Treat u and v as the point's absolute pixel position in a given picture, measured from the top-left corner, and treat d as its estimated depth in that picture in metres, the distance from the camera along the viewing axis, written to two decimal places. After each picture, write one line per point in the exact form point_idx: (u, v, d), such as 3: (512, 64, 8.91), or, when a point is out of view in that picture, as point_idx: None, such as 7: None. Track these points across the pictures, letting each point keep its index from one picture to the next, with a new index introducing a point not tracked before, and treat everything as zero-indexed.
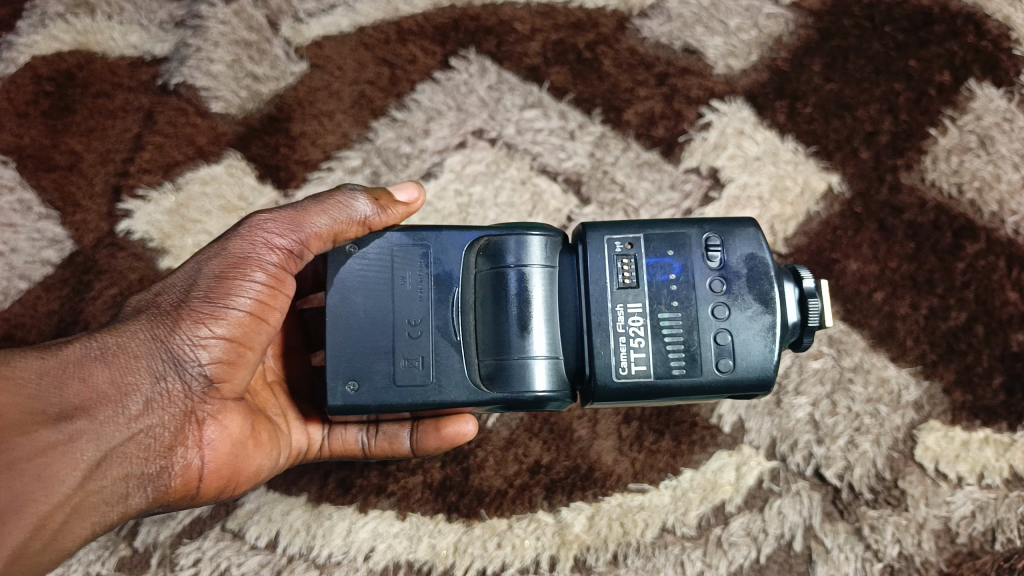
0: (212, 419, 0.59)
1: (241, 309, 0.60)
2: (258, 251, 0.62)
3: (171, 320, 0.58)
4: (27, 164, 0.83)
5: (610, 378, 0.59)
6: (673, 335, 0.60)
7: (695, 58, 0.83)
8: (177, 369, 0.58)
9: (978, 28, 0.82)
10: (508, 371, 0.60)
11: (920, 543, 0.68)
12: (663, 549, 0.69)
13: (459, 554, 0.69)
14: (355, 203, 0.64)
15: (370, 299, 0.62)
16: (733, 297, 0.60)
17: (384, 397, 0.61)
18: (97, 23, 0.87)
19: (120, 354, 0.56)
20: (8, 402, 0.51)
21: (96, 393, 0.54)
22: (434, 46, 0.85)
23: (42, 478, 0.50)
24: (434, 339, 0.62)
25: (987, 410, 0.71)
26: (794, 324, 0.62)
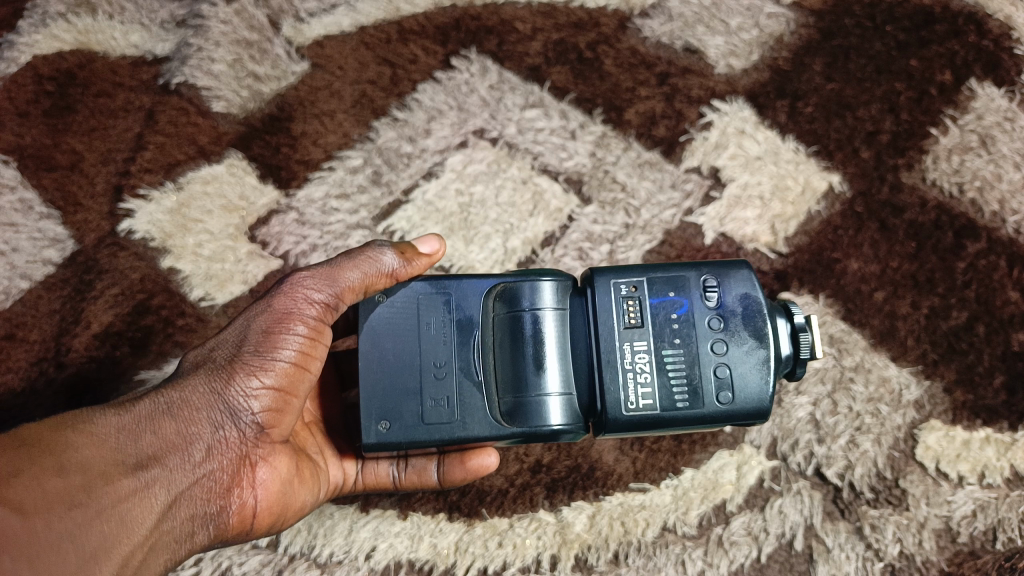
0: (263, 460, 0.61)
1: (287, 360, 0.61)
2: (299, 305, 0.62)
3: (226, 371, 0.59)
4: (28, 163, 0.83)
5: (620, 412, 0.60)
6: (676, 371, 0.60)
7: (695, 58, 0.84)
8: (233, 418, 0.59)
9: (978, 27, 0.82)
10: (534, 411, 0.60)
11: (920, 542, 0.68)
12: (664, 548, 0.69)
13: (460, 553, 0.69)
14: (385, 257, 0.64)
15: (395, 344, 0.63)
16: (733, 336, 0.61)
17: (416, 432, 0.61)
18: (97, 23, 0.87)
19: (184, 406, 0.58)
20: (92, 455, 0.53)
21: (165, 443, 0.57)
22: (435, 46, 0.85)
23: (125, 523, 0.52)
24: (458, 381, 0.62)
25: (988, 410, 0.71)
26: (787, 357, 0.62)
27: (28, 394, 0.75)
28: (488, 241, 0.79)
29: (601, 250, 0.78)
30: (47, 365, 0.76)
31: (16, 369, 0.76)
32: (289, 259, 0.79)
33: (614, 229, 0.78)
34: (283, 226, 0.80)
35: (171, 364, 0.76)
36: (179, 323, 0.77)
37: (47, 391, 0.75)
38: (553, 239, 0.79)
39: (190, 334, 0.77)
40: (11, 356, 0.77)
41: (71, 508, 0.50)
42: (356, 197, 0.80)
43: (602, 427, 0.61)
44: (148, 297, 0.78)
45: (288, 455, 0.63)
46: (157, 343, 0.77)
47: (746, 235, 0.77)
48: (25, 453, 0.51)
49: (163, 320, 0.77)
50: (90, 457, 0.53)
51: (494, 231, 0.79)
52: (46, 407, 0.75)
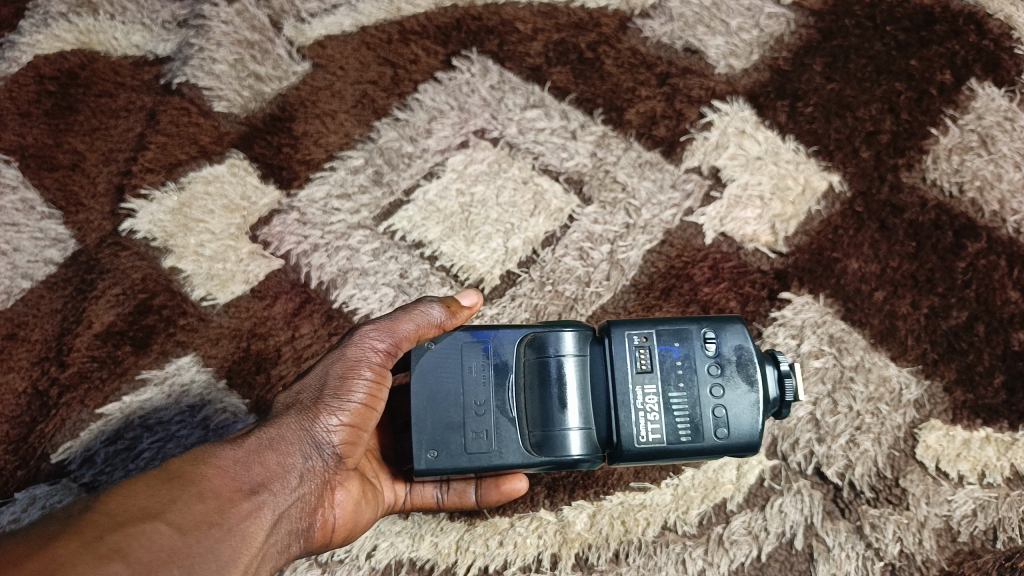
0: (340, 484, 0.61)
1: (359, 400, 0.61)
2: (365, 353, 0.62)
3: (310, 409, 0.60)
4: (29, 163, 0.83)
5: (632, 445, 0.60)
6: (680, 411, 0.61)
7: (695, 58, 0.84)
8: (317, 450, 0.59)
9: (978, 28, 0.83)
10: (568, 444, 0.61)
11: (921, 541, 0.68)
12: (664, 547, 0.69)
13: (461, 552, 0.69)
14: (434, 310, 0.65)
15: (437, 383, 0.63)
16: (732, 383, 0.61)
17: (461, 462, 0.61)
18: (100, 23, 0.88)
19: (282, 441, 0.58)
20: (218, 479, 0.53)
21: (271, 470, 0.56)
22: (436, 46, 0.86)
23: (249, 541, 0.52)
24: (499, 419, 0.62)
25: (988, 409, 0.71)
26: (773, 400, 0.62)
27: (30, 394, 0.75)
28: (488, 241, 0.79)
29: (602, 250, 0.77)
30: (49, 364, 0.76)
31: (17, 369, 0.76)
32: (290, 259, 0.79)
33: (615, 229, 0.78)
34: (284, 225, 0.80)
35: (172, 364, 0.76)
36: (180, 323, 0.77)
37: (48, 391, 0.75)
38: (553, 238, 0.79)
39: (192, 333, 0.77)
40: (12, 355, 0.77)
41: (212, 529, 0.50)
42: (357, 197, 0.81)
43: (616, 457, 0.62)
44: (150, 297, 0.77)
45: (360, 478, 0.64)
46: (158, 342, 0.76)
47: (746, 235, 0.77)
48: (169, 484, 0.51)
49: (164, 320, 0.77)
50: (220, 483, 0.53)
51: (495, 230, 0.79)
52: (46, 407, 0.74)
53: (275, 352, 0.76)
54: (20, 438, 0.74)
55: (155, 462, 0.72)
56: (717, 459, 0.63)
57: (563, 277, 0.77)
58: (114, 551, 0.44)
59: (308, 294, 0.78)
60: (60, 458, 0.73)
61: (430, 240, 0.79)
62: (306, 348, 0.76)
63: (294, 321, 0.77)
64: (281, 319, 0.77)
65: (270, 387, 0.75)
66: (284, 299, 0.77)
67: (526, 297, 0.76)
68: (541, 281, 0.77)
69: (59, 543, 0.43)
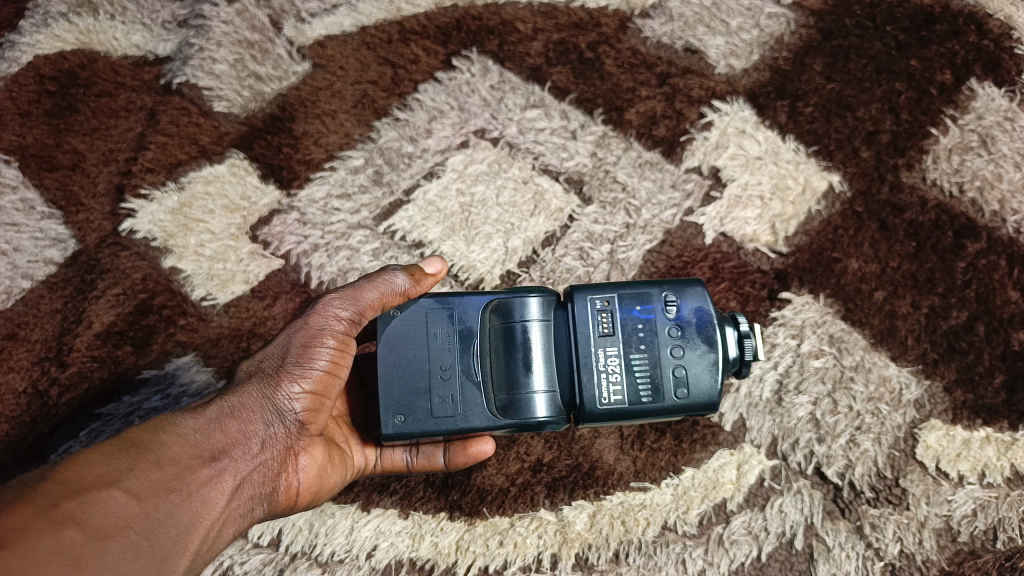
0: (305, 449, 0.61)
1: (321, 368, 0.62)
2: (326, 322, 0.62)
3: (272, 377, 0.61)
4: (29, 163, 0.83)
5: (595, 407, 0.61)
6: (641, 372, 0.61)
7: (695, 58, 0.84)
8: (278, 416, 0.60)
9: (978, 27, 0.83)
10: (535, 407, 0.61)
11: (921, 541, 0.68)
12: (665, 547, 0.69)
13: (461, 552, 0.69)
14: (397, 279, 0.65)
15: (402, 349, 0.63)
16: (691, 344, 0.62)
17: (427, 426, 0.62)
18: (100, 23, 0.88)
19: (244, 409, 0.59)
20: (177, 447, 0.54)
21: (231, 437, 0.57)
22: (436, 46, 0.86)
23: (207, 506, 0.54)
24: (464, 383, 0.62)
25: (988, 409, 0.71)
26: (733, 360, 0.63)
27: (30, 393, 0.75)
28: (489, 241, 0.79)
29: (602, 249, 0.77)
30: (49, 364, 0.76)
31: (17, 369, 0.76)
32: (290, 259, 0.79)
33: (615, 229, 0.78)
34: (284, 225, 0.80)
35: (173, 364, 0.76)
36: (181, 322, 0.77)
37: (49, 391, 0.75)
38: (553, 238, 0.79)
39: (192, 333, 0.77)
40: (12, 355, 0.77)
41: (170, 495, 0.51)
42: (357, 197, 0.81)
43: (579, 418, 0.62)
44: (150, 297, 0.77)
45: (326, 443, 0.64)
46: (159, 342, 0.76)
47: (747, 235, 0.77)
48: (127, 451, 0.52)
49: (165, 320, 0.77)
50: (179, 451, 0.54)
51: (495, 230, 0.79)
52: (47, 407, 0.75)
53: None
54: (20, 439, 0.74)
55: None
56: (676, 417, 0.64)
57: (563, 277, 0.77)
58: (69, 518, 0.46)
59: (308, 294, 0.77)
60: (60, 459, 0.73)
61: (430, 240, 0.79)
62: None
63: None
64: (282, 320, 0.77)
65: None
66: (284, 299, 0.78)
67: None
68: (541, 281, 0.77)
69: (16, 509, 0.45)
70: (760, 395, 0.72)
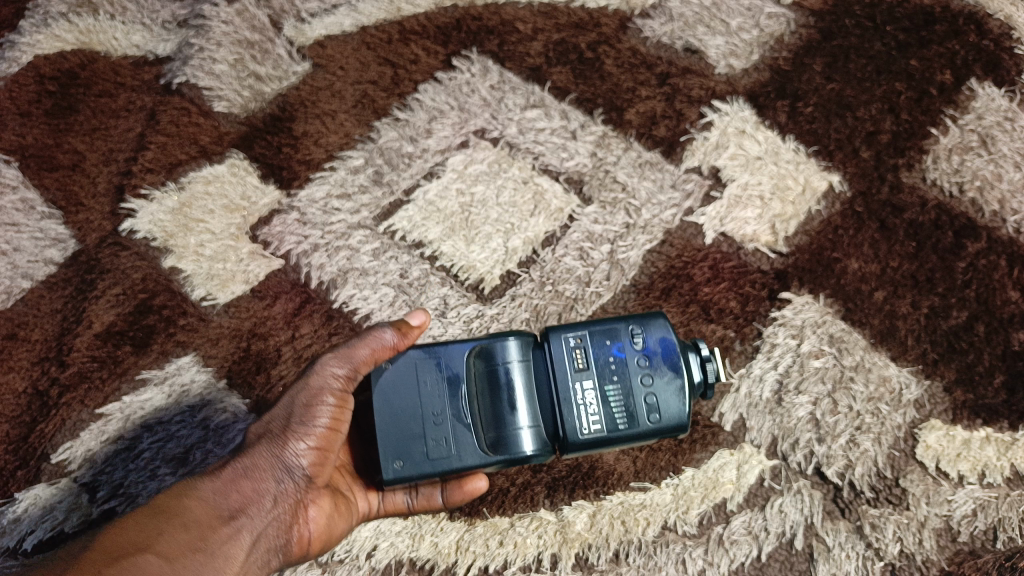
0: (312, 501, 0.61)
1: (324, 425, 0.60)
2: (324, 381, 0.61)
3: (277, 437, 0.60)
4: (30, 163, 0.84)
5: (576, 436, 0.61)
6: (615, 400, 0.62)
7: (695, 58, 0.84)
8: (286, 473, 0.59)
9: (979, 27, 0.83)
10: (524, 444, 0.61)
11: (921, 541, 0.68)
12: (664, 547, 0.69)
13: (461, 552, 0.69)
14: (385, 334, 0.64)
15: (393, 395, 0.62)
16: (660, 373, 0.62)
17: (424, 468, 0.61)
18: (100, 23, 0.89)
19: (253, 468, 0.58)
20: (197, 509, 0.55)
21: (244, 495, 0.57)
22: (436, 46, 0.86)
23: (229, 560, 0.55)
24: (455, 426, 0.62)
25: (988, 410, 0.71)
26: (697, 384, 0.63)
27: (30, 393, 0.75)
28: (488, 241, 0.78)
29: (602, 249, 0.77)
30: (49, 364, 0.76)
31: (17, 369, 0.76)
32: (290, 259, 0.79)
33: (615, 229, 0.78)
34: (284, 225, 0.80)
35: (173, 364, 0.75)
36: (181, 323, 0.76)
37: (49, 391, 0.75)
38: (553, 238, 0.78)
39: (192, 333, 0.76)
40: (12, 355, 0.77)
41: (196, 554, 0.53)
42: (357, 197, 0.81)
43: (564, 449, 0.63)
44: (150, 297, 0.77)
45: (333, 493, 0.63)
46: (159, 342, 0.76)
47: (747, 235, 0.77)
48: (155, 517, 0.53)
49: (165, 320, 0.77)
50: (200, 513, 0.55)
51: (495, 230, 0.79)
52: (46, 407, 0.74)
53: (274, 353, 0.75)
54: (20, 438, 0.74)
55: (155, 462, 0.72)
56: (653, 442, 0.64)
57: (563, 277, 0.76)
58: None
59: (308, 294, 0.77)
60: (60, 459, 0.73)
61: (430, 240, 0.79)
62: (307, 348, 0.75)
63: (295, 320, 0.76)
64: (281, 319, 0.76)
65: (270, 386, 0.74)
66: (284, 299, 0.77)
67: (526, 297, 0.76)
68: (541, 281, 0.76)
69: None
70: (760, 395, 0.72)
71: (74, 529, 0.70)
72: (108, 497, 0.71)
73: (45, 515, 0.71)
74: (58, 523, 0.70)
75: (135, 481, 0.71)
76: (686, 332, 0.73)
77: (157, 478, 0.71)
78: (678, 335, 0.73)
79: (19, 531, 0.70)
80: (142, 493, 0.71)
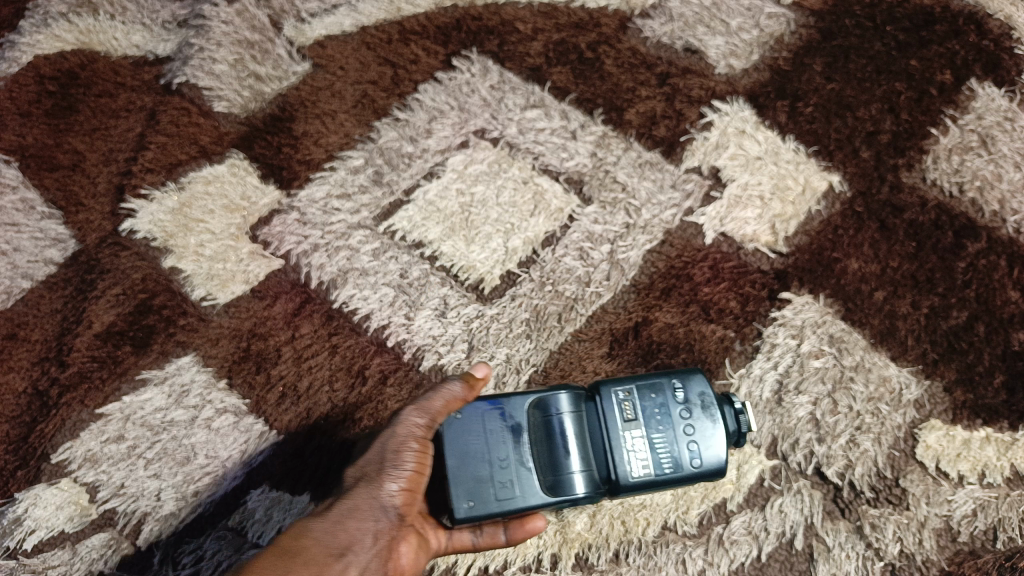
0: (403, 538, 0.56)
1: (411, 467, 0.57)
2: (406, 425, 0.59)
3: (367, 479, 0.56)
4: (30, 163, 0.84)
5: (626, 480, 0.61)
6: (663, 446, 0.62)
7: (695, 58, 0.85)
8: (379, 512, 0.54)
9: (979, 27, 0.84)
10: (577, 486, 0.61)
11: (921, 541, 0.67)
12: (664, 547, 0.68)
13: (462, 551, 0.68)
14: (454, 386, 0.63)
15: (459, 440, 0.61)
16: (705, 422, 0.62)
17: (490, 509, 0.60)
18: (99, 23, 0.92)
19: (350, 508, 0.54)
20: (309, 545, 0.49)
21: (349, 532, 0.52)
22: (436, 46, 0.87)
23: None
24: (517, 470, 0.61)
25: (988, 410, 0.70)
26: (733, 432, 0.63)
27: (30, 393, 0.75)
28: (488, 241, 0.78)
29: (602, 249, 0.77)
30: (49, 364, 0.75)
31: (17, 369, 0.76)
32: (290, 259, 0.79)
33: (615, 229, 0.78)
34: (284, 225, 0.80)
35: (173, 364, 0.74)
36: (181, 323, 0.76)
37: (48, 391, 0.74)
38: (553, 238, 0.78)
39: (192, 333, 0.76)
40: (12, 356, 0.76)
41: None
42: (357, 197, 0.81)
43: (613, 492, 0.62)
44: (150, 297, 0.77)
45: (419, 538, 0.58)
46: (159, 342, 0.75)
47: (747, 235, 0.77)
48: (279, 554, 0.47)
49: (165, 320, 0.76)
50: (316, 550, 0.49)
51: (495, 230, 0.79)
52: (46, 407, 0.73)
53: (274, 352, 0.74)
54: (20, 438, 0.73)
55: (156, 463, 0.71)
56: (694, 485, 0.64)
57: (563, 277, 0.76)
58: None
59: (308, 294, 0.77)
60: (59, 459, 0.71)
61: (430, 240, 0.79)
62: (306, 348, 0.74)
63: (295, 320, 0.75)
64: (281, 319, 0.76)
65: (269, 387, 0.73)
66: (284, 299, 0.77)
67: (526, 297, 0.75)
68: (541, 280, 0.76)
69: None
70: (760, 395, 0.72)
71: (75, 529, 0.69)
72: (109, 498, 0.70)
73: (47, 514, 0.69)
74: (61, 522, 0.69)
75: (136, 482, 0.70)
76: (687, 332, 0.73)
77: (157, 478, 0.70)
78: (679, 335, 0.73)
79: (20, 531, 0.68)
80: (144, 494, 0.70)
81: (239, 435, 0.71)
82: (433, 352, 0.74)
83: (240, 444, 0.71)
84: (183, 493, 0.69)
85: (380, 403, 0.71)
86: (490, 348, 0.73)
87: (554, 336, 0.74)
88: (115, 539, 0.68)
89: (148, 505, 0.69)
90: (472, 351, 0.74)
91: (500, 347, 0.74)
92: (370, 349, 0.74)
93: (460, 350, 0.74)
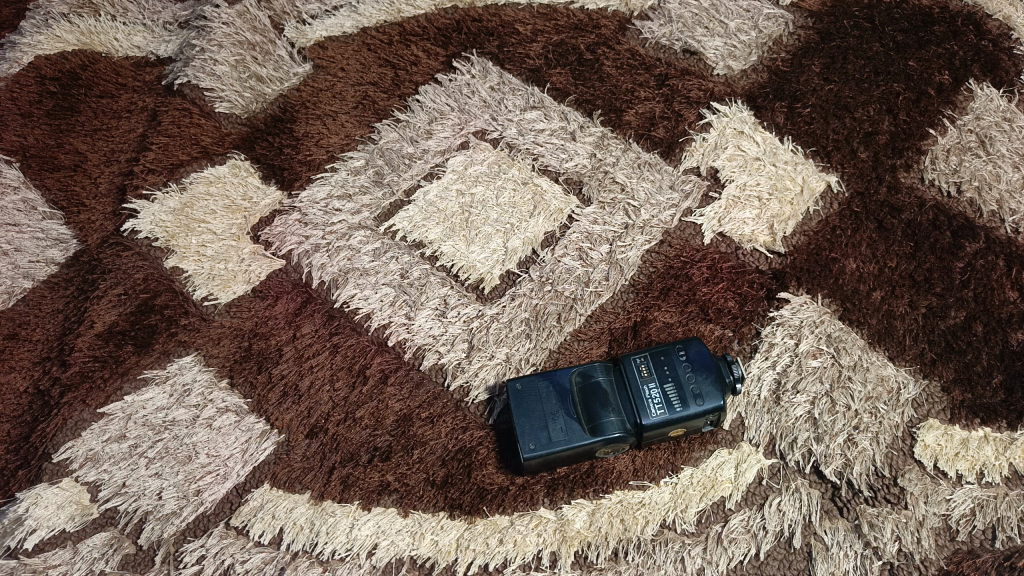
0: None
1: None
2: None
3: None
4: (32, 164, 0.86)
5: (646, 420, 0.63)
6: (673, 385, 0.64)
7: (694, 58, 0.87)
8: None
9: (977, 28, 0.85)
10: (612, 431, 0.63)
11: (920, 540, 0.64)
12: (663, 545, 0.65)
13: (461, 549, 0.65)
14: None
15: (521, 403, 0.66)
16: (705, 362, 0.65)
17: (545, 451, 0.63)
18: (101, 24, 0.96)
19: None
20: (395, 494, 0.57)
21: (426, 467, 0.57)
22: (437, 48, 0.91)
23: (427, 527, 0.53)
24: (563, 417, 0.65)
25: (987, 409, 0.68)
26: (732, 378, 0.65)
27: (31, 393, 0.75)
28: (489, 241, 0.78)
29: (601, 250, 0.77)
30: (50, 364, 0.76)
31: (17, 369, 0.76)
32: (291, 259, 0.80)
33: (614, 229, 0.78)
34: (285, 226, 0.81)
35: (173, 364, 0.74)
36: (182, 322, 0.77)
37: (49, 391, 0.74)
38: (553, 238, 0.79)
39: (194, 333, 0.76)
40: (12, 355, 0.77)
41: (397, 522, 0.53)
42: (357, 197, 0.82)
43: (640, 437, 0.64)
44: (151, 297, 0.78)
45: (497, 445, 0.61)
46: (160, 342, 0.76)
47: (745, 235, 0.77)
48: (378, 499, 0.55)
49: (166, 320, 0.77)
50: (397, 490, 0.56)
51: (495, 230, 0.79)
52: (47, 406, 0.73)
53: (275, 352, 0.74)
54: (20, 438, 0.73)
55: (157, 462, 0.70)
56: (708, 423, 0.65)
57: (563, 277, 0.76)
58: None
59: (309, 294, 0.78)
60: (59, 459, 0.70)
61: (430, 240, 0.79)
62: (307, 348, 0.74)
63: (296, 320, 0.76)
64: (282, 319, 0.76)
65: (270, 386, 0.73)
66: (285, 299, 0.77)
67: (526, 297, 0.75)
68: (541, 280, 0.76)
69: None
70: (757, 394, 0.70)
71: (75, 529, 0.68)
72: (109, 497, 0.69)
73: (48, 513, 0.68)
74: (61, 522, 0.68)
75: (137, 482, 0.69)
76: (686, 331, 0.72)
77: (158, 478, 0.70)
78: (678, 335, 0.72)
79: (20, 531, 0.67)
80: (145, 494, 0.69)
81: (240, 434, 0.71)
82: (433, 351, 0.74)
83: (241, 443, 0.71)
84: (184, 492, 0.69)
85: (380, 402, 0.71)
86: (490, 348, 0.73)
87: (554, 336, 0.73)
88: (117, 538, 0.67)
89: (149, 504, 0.69)
90: (472, 350, 0.73)
91: (500, 347, 0.73)
92: (370, 348, 0.74)
93: (460, 349, 0.73)
